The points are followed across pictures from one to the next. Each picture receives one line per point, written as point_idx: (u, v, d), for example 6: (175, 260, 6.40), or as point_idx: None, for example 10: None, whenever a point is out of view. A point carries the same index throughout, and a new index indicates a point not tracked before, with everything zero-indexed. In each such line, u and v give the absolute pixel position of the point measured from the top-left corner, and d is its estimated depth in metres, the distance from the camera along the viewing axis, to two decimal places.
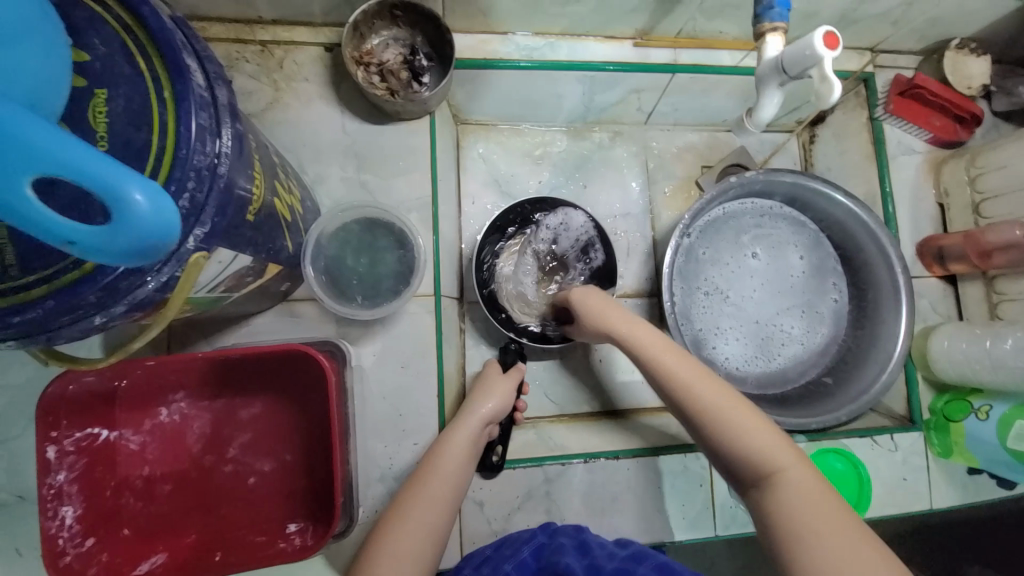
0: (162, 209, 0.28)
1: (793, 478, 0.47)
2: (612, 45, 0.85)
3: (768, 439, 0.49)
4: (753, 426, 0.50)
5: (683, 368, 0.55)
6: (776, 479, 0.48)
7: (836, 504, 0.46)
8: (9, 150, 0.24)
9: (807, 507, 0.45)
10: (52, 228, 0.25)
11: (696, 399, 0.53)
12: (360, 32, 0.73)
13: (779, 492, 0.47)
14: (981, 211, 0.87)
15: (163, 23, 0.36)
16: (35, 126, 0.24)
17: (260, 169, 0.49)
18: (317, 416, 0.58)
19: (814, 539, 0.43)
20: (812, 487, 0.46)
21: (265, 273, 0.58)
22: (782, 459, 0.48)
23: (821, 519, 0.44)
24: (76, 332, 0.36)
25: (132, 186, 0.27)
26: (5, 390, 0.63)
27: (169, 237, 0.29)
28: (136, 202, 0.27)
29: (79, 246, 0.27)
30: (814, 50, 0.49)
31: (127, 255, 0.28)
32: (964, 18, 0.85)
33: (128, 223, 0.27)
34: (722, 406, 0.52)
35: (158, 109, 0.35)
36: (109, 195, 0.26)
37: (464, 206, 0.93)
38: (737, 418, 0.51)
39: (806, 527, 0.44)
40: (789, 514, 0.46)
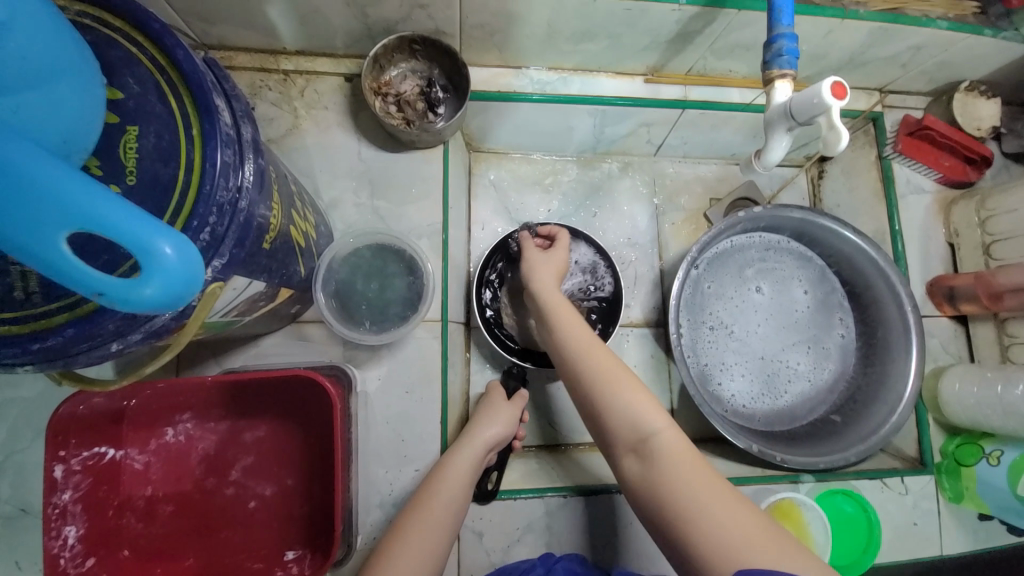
0: (190, 258, 0.29)
1: (669, 441, 0.51)
2: (623, 81, 0.86)
3: (647, 405, 0.53)
4: (635, 395, 0.54)
5: (585, 341, 0.60)
6: (652, 442, 0.51)
7: (692, 464, 0.49)
8: (50, 207, 0.25)
9: (667, 470, 0.48)
10: (83, 279, 0.27)
11: (591, 369, 0.57)
12: (379, 64, 0.76)
13: (653, 453, 0.50)
14: (992, 252, 0.87)
15: (194, 65, 0.37)
16: (77, 184, 0.25)
17: (279, 199, 0.51)
18: (320, 441, 0.59)
19: (686, 498, 0.46)
20: (681, 448, 0.50)
21: (277, 297, 0.59)
22: (656, 422, 0.52)
23: (689, 478, 0.48)
24: (93, 357, 0.37)
25: (161, 238, 0.28)
26: (16, 402, 0.63)
27: (194, 285, 0.30)
28: (164, 254, 0.28)
29: (107, 296, 0.27)
30: (823, 99, 0.50)
31: (154, 305, 0.28)
32: (972, 63, 0.86)
33: (155, 274, 0.28)
34: (610, 375, 0.56)
35: (186, 147, 0.37)
36: (139, 248, 0.27)
37: (474, 232, 0.95)
38: (623, 387, 0.55)
39: (665, 487, 0.47)
40: (652, 475, 0.49)
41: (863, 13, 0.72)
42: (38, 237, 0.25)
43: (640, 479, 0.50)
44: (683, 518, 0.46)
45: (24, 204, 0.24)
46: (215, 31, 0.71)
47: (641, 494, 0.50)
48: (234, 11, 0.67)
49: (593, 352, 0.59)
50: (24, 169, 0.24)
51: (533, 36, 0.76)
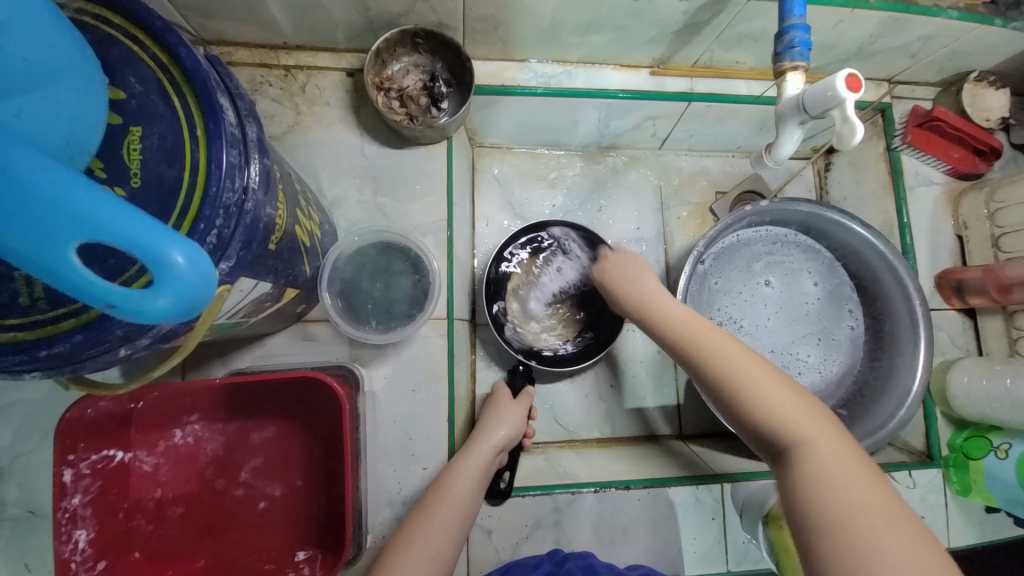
0: (202, 267, 0.28)
1: (823, 446, 0.46)
2: (628, 73, 0.85)
3: (792, 407, 0.49)
4: (780, 396, 0.50)
5: (708, 332, 0.56)
6: (801, 442, 0.47)
7: (860, 470, 0.45)
8: (58, 217, 0.24)
9: (830, 470, 0.45)
10: (94, 291, 0.26)
11: (717, 363, 0.53)
12: (381, 59, 0.75)
13: (802, 459, 0.46)
14: (1001, 244, 0.86)
15: (198, 63, 0.36)
16: (86, 193, 0.25)
17: (284, 199, 0.50)
18: (329, 441, 0.58)
19: (837, 509, 0.42)
20: (836, 453, 0.46)
21: (284, 297, 0.59)
22: (804, 425, 0.48)
23: (847, 488, 0.43)
24: (101, 363, 0.37)
25: (172, 247, 0.27)
26: (21, 405, 0.63)
27: (208, 292, 0.29)
28: (176, 264, 0.27)
29: (118, 307, 0.27)
30: (837, 92, 0.49)
31: (167, 314, 0.28)
32: (983, 53, 0.84)
33: (167, 285, 0.27)
34: (746, 372, 0.52)
35: (191, 148, 0.36)
36: (150, 258, 0.26)
37: (478, 228, 0.94)
38: (762, 385, 0.51)
39: (828, 487, 0.44)
40: (811, 474, 0.45)
41: (874, 3, 0.71)
42: (46, 249, 0.25)
43: (784, 484, 0.47)
44: (830, 530, 0.41)
45: (31, 215, 0.24)
46: (213, 26, 0.70)
47: (786, 499, 0.47)
48: (233, 5, 0.65)
49: (720, 346, 0.54)
50: (31, 179, 0.24)
51: (538, 29, 0.75)
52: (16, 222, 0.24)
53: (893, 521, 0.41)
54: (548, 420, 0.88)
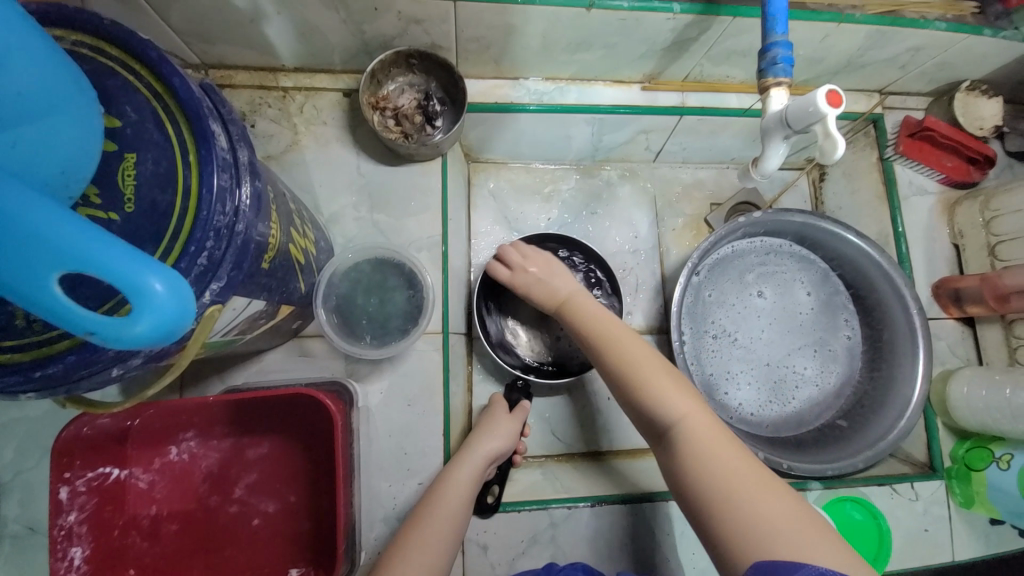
0: (180, 294, 0.29)
1: (699, 428, 0.53)
2: (620, 89, 0.86)
3: (676, 395, 0.56)
4: (667, 389, 0.56)
5: (612, 331, 0.63)
6: (678, 426, 0.54)
7: (727, 447, 0.52)
8: (43, 250, 0.25)
9: (702, 450, 0.51)
10: (77, 319, 0.27)
11: (619, 361, 0.60)
12: (377, 79, 0.77)
13: (684, 443, 0.53)
14: (998, 253, 0.86)
15: (191, 92, 0.38)
16: (71, 227, 0.26)
17: (277, 218, 0.51)
18: (322, 457, 0.59)
19: (717, 487, 0.49)
20: (709, 433, 0.53)
21: (278, 314, 0.60)
22: (683, 411, 0.54)
23: (723, 465, 0.50)
24: (94, 383, 0.37)
25: (152, 275, 0.28)
26: (23, 422, 0.64)
27: (188, 318, 0.30)
28: (154, 291, 0.28)
29: (100, 334, 0.28)
30: (818, 107, 0.49)
31: (146, 341, 0.29)
32: (972, 63, 0.85)
33: (145, 312, 0.28)
34: (641, 365, 0.59)
35: (183, 173, 0.37)
36: (129, 287, 0.27)
37: (475, 241, 0.95)
38: (653, 379, 0.57)
39: (703, 467, 0.51)
40: (688, 456, 0.52)
41: (859, 17, 0.72)
42: (32, 280, 0.26)
43: (671, 467, 0.53)
44: (716, 506, 0.48)
45: (20, 250, 0.25)
46: (214, 51, 0.72)
47: (675, 481, 0.53)
48: (232, 31, 0.68)
49: (620, 343, 0.61)
50: (21, 215, 0.25)
51: (529, 48, 0.77)
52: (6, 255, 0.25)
53: (765, 491, 0.48)
54: (544, 433, 0.88)
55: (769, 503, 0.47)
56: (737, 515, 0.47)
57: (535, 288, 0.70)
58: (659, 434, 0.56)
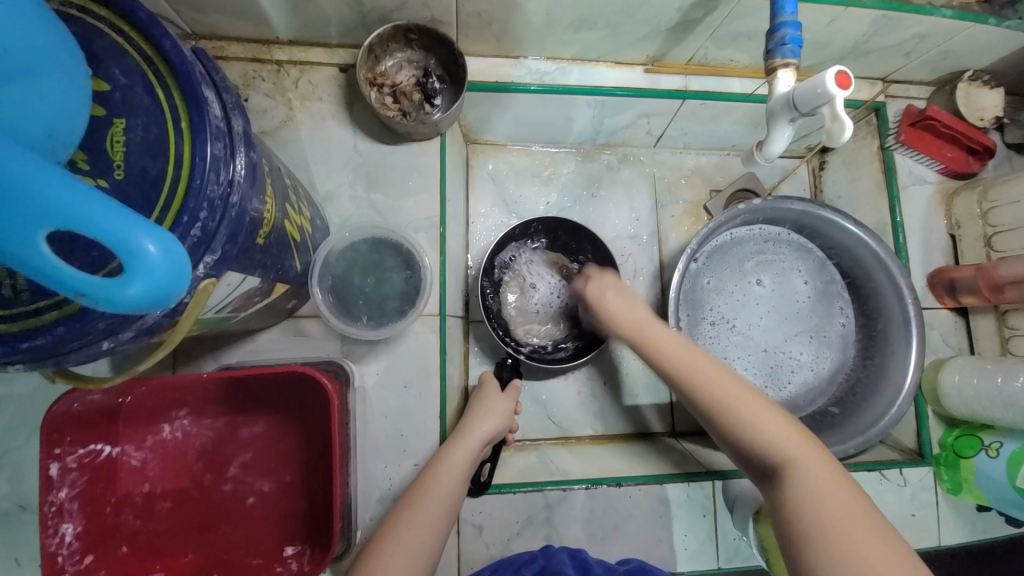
0: (174, 256, 0.28)
1: (809, 469, 0.48)
2: (623, 71, 0.85)
3: (779, 430, 0.51)
4: (766, 421, 0.51)
5: (698, 360, 0.56)
6: (792, 469, 0.48)
7: (848, 495, 0.46)
8: (26, 204, 0.24)
9: (820, 497, 0.46)
10: (63, 279, 0.26)
11: (708, 394, 0.54)
12: (374, 54, 0.75)
13: (796, 481, 0.48)
14: (994, 244, 0.86)
15: (183, 56, 0.36)
16: (57, 182, 0.25)
17: (272, 193, 0.50)
18: (318, 437, 0.58)
19: (829, 533, 0.44)
20: (827, 478, 0.47)
21: (273, 293, 0.59)
22: (792, 451, 0.49)
23: (838, 513, 0.45)
24: (84, 356, 0.37)
25: (145, 235, 0.27)
26: (10, 399, 0.63)
27: (181, 282, 0.29)
28: (147, 253, 0.27)
29: (89, 296, 0.27)
30: (826, 88, 0.49)
31: (139, 304, 0.28)
32: (976, 52, 0.84)
33: (138, 273, 0.27)
34: (733, 399, 0.53)
35: (175, 140, 0.36)
36: (121, 246, 0.26)
37: (472, 224, 0.94)
38: (748, 412, 0.52)
39: (820, 517, 0.45)
40: (804, 503, 0.46)
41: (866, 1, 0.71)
42: (15, 236, 0.25)
43: (781, 512, 0.48)
44: (827, 555, 0.43)
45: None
46: (205, 20, 0.69)
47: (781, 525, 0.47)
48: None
49: (706, 374, 0.55)
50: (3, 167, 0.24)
51: (531, 26, 0.75)
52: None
53: (884, 543, 0.43)
54: (540, 417, 0.88)
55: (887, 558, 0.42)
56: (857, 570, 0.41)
57: (601, 311, 0.66)
58: (764, 473, 0.51)
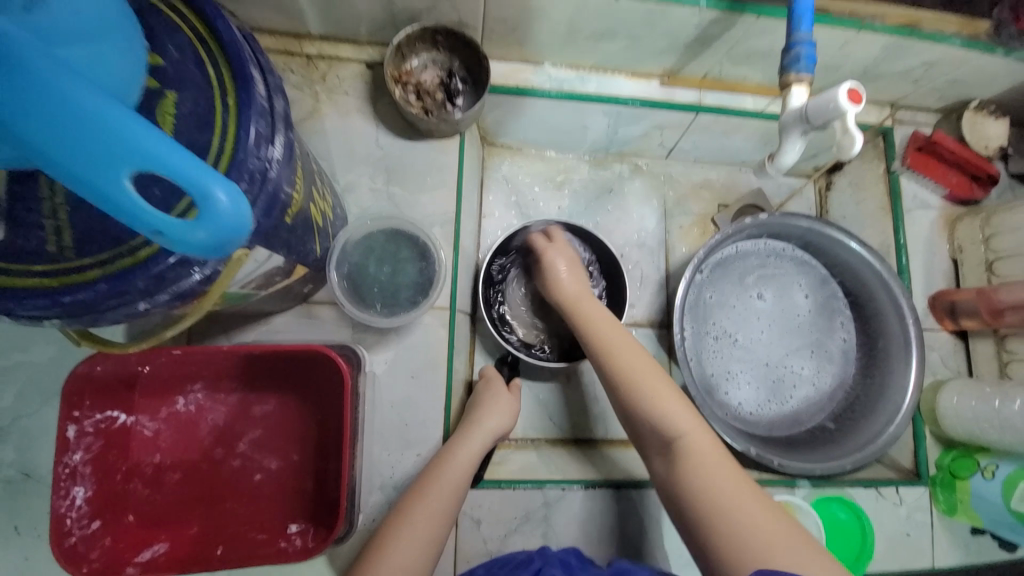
0: (240, 209, 0.30)
1: (693, 438, 0.57)
2: (639, 82, 0.88)
3: (675, 408, 0.59)
4: (665, 395, 0.60)
5: (617, 338, 0.65)
6: (679, 439, 0.57)
7: (720, 461, 0.56)
8: (118, 148, 0.26)
9: (698, 464, 0.55)
10: (144, 218, 0.28)
11: (617, 364, 0.63)
12: (401, 53, 0.77)
13: (682, 448, 0.57)
14: (995, 269, 0.88)
15: (235, 38, 0.38)
16: (143, 126, 0.27)
17: (302, 176, 0.51)
18: (328, 417, 0.59)
19: (707, 491, 0.53)
20: (706, 444, 0.57)
21: (293, 274, 0.60)
22: (686, 425, 0.58)
23: (711, 475, 0.54)
24: (120, 315, 0.38)
25: (217, 186, 0.29)
26: (23, 367, 0.64)
27: (242, 233, 0.32)
28: (218, 201, 0.29)
29: (165, 234, 0.29)
30: (838, 104, 0.50)
31: (204, 248, 0.30)
32: (984, 82, 0.87)
33: (207, 219, 0.29)
34: (640, 373, 0.62)
35: (222, 115, 0.38)
36: (196, 193, 0.29)
37: (485, 223, 0.96)
38: (652, 391, 0.60)
39: (699, 485, 0.54)
40: (684, 470, 0.56)
41: (880, 27, 0.73)
42: (104, 174, 0.26)
43: (668, 472, 0.57)
44: (693, 503, 0.54)
45: (95, 140, 0.26)
46: (242, 11, 0.72)
47: (664, 482, 0.58)
48: None
49: (618, 348, 0.64)
50: (97, 110, 0.25)
51: (555, 33, 0.77)
52: (81, 146, 0.25)
53: (744, 497, 0.53)
54: (541, 416, 0.89)
55: (742, 509, 0.52)
56: (724, 522, 0.51)
57: (553, 271, 0.75)
58: (655, 444, 0.60)
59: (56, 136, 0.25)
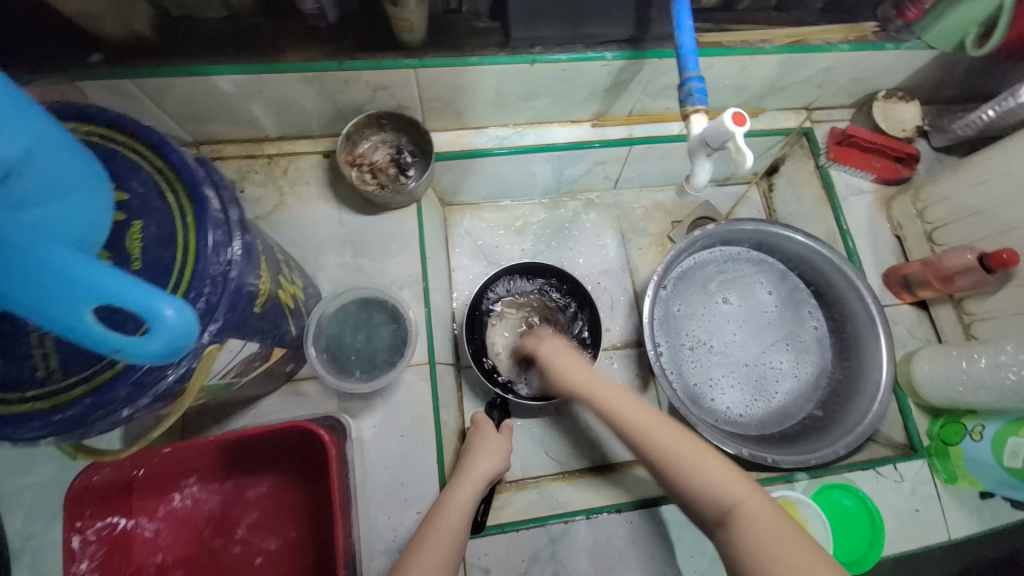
0: (187, 319, 0.35)
1: (751, 507, 0.51)
2: (573, 128, 0.96)
3: (721, 472, 0.55)
4: (710, 465, 0.56)
5: (639, 412, 0.63)
6: (736, 511, 0.52)
7: (791, 533, 0.49)
8: (76, 289, 0.31)
9: (761, 537, 0.49)
10: (103, 341, 0.32)
11: (652, 439, 0.60)
12: (352, 140, 0.85)
13: (740, 518, 0.51)
14: (936, 239, 0.94)
15: (188, 165, 0.45)
16: (96, 267, 0.31)
17: (266, 267, 0.57)
18: (318, 489, 0.62)
19: (786, 570, 0.46)
20: (765, 512, 0.51)
21: (272, 357, 0.65)
22: (739, 493, 0.53)
23: (783, 548, 0.48)
24: (106, 424, 0.41)
25: (164, 303, 0.34)
26: (28, 489, 0.67)
27: (192, 336, 0.36)
28: (166, 315, 0.34)
29: (123, 351, 0.33)
30: (725, 127, 0.57)
31: (158, 355, 0.35)
32: (882, 75, 0.96)
33: (159, 332, 0.34)
34: (674, 438, 0.59)
35: (183, 234, 0.43)
36: (146, 312, 0.33)
37: (456, 276, 1.01)
38: (691, 459, 0.57)
39: (776, 565, 0.47)
40: (749, 546, 0.49)
41: (769, 48, 0.82)
42: (63, 310, 0.31)
43: (734, 554, 0.50)
44: None
45: (57, 287, 0.30)
46: (204, 128, 0.81)
47: (736, 569, 0.50)
48: (219, 109, 0.77)
49: (651, 424, 0.62)
50: (56, 263, 0.30)
51: (486, 101, 0.86)
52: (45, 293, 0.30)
53: (830, 568, 0.46)
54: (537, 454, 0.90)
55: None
56: None
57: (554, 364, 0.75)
58: (714, 519, 0.53)
59: (25, 288, 0.30)
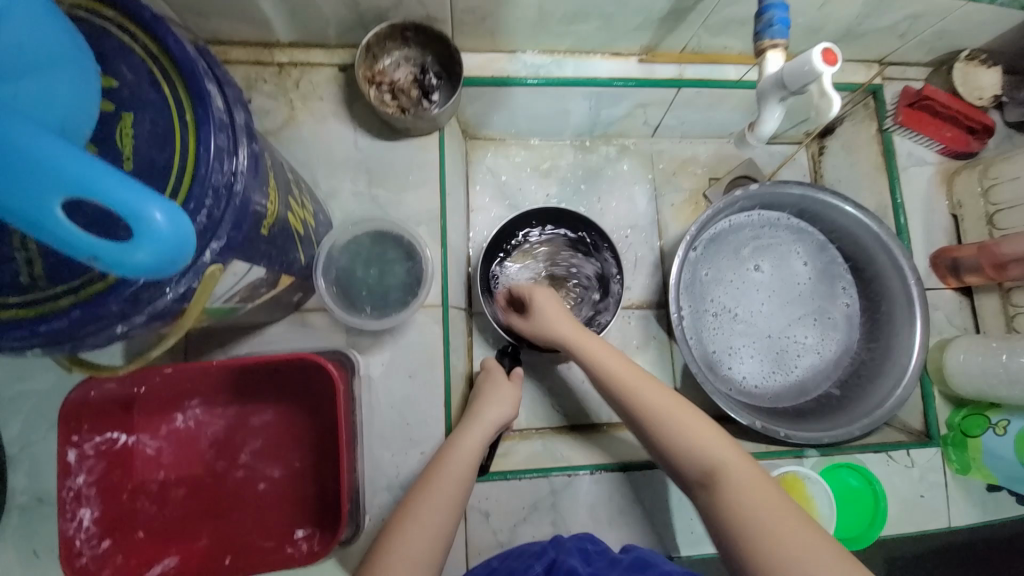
0: (179, 226, 0.30)
1: (733, 470, 0.49)
2: (617, 62, 0.86)
3: (699, 432, 0.53)
4: (697, 429, 0.53)
5: (625, 368, 0.59)
6: (717, 474, 0.50)
7: (772, 497, 0.47)
8: (46, 176, 0.26)
9: (739, 498, 0.47)
10: (80, 244, 0.28)
11: (637, 395, 0.57)
12: (372, 53, 0.76)
13: (720, 480, 0.49)
14: (995, 221, 0.86)
15: (185, 52, 0.38)
16: (69, 153, 0.26)
17: (275, 186, 0.51)
18: (324, 422, 0.60)
19: (766, 539, 0.44)
20: (749, 477, 0.49)
21: (279, 284, 0.61)
22: (721, 455, 0.51)
23: (768, 510, 0.46)
24: (99, 340, 0.38)
25: (152, 204, 0.29)
26: (29, 395, 0.66)
27: (186, 249, 0.31)
28: (154, 220, 0.29)
29: (102, 259, 0.29)
30: (813, 66, 0.49)
31: (146, 268, 0.30)
32: (976, 29, 0.84)
33: (145, 239, 0.29)
34: (654, 397, 0.56)
35: (181, 132, 0.38)
36: (130, 214, 0.28)
37: (474, 216, 0.96)
38: (676, 419, 0.54)
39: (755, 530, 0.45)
40: (727, 506, 0.48)
41: None
42: (29, 200, 0.26)
43: (711, 513, 0.49)
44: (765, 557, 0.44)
45: (24, 171, 0.26)
46: (209, 25, 0.72)
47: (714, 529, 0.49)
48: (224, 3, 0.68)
49: (635, 381, 0.58)
50: (22, 144, 0.25)
51: (525, 20, 0.76)
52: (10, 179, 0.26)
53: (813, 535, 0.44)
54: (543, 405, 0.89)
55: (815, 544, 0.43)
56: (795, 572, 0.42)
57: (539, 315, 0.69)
58: (694, 479, 0.51)
59: None
